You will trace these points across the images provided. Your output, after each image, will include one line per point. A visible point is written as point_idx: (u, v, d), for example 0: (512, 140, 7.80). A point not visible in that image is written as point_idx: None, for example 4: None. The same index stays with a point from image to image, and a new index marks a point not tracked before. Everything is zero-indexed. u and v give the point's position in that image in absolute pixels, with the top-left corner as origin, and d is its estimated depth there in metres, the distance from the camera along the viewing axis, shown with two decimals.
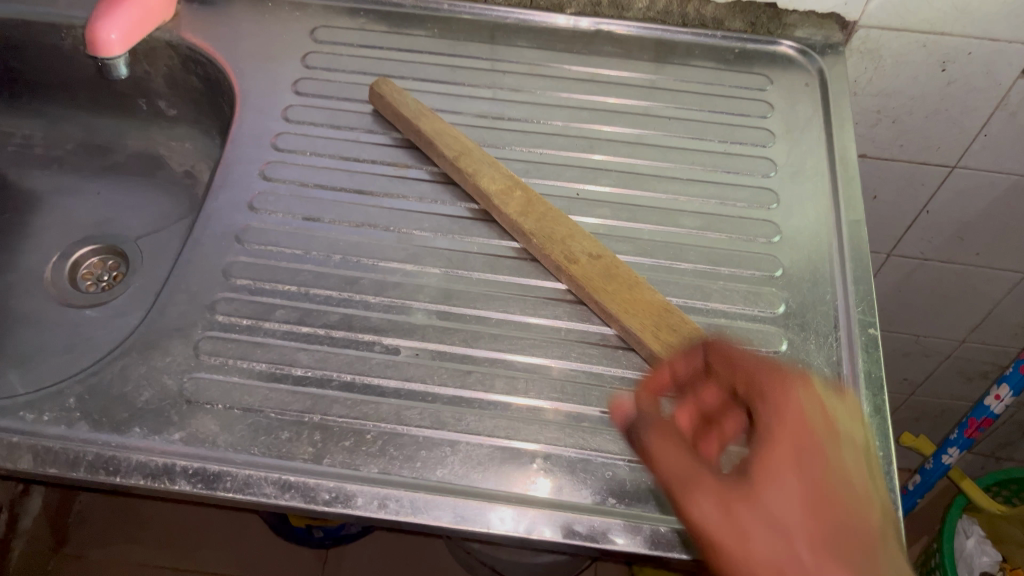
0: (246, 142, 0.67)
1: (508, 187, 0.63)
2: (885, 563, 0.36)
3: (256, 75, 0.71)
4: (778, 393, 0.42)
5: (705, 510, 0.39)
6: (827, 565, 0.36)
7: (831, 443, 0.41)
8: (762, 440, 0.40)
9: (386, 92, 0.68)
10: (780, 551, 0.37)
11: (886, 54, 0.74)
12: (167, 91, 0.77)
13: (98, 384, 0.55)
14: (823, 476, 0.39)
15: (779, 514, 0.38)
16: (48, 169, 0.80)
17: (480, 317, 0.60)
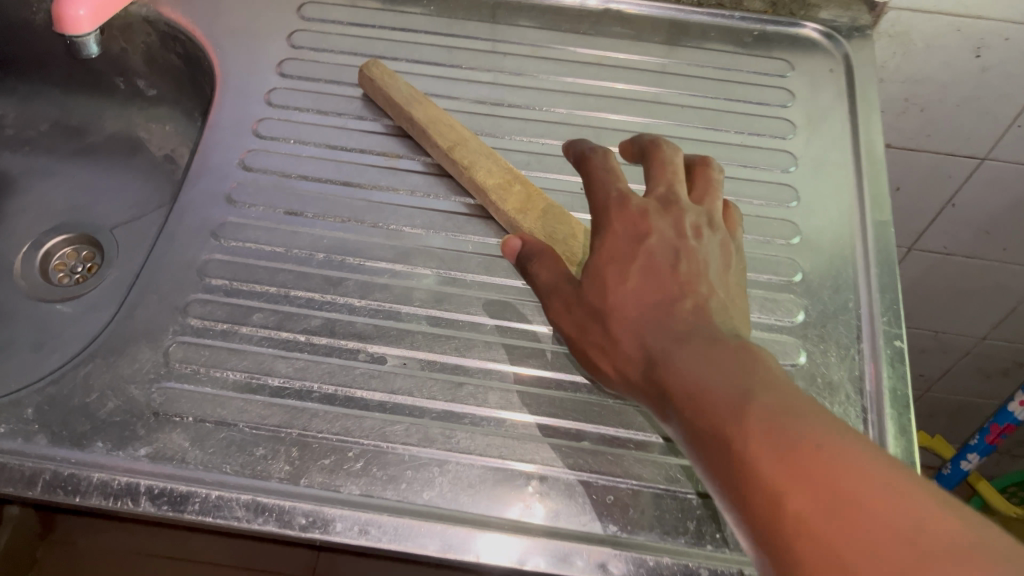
0: (227, 129, 0.63)
1: (508, 181, 0.58)
2: (735, 354, 0.40)
3: (238, 55, 0.67)
4: (610, 220, 0.48)
5: (592, 344, 0.46)
6: (676, 365, 0.41)
7: (669, 254, 0.47)
8: (601, 264, 0.47)
9: (377, 75, 0.63)
10: (637, 350, 0.44)
11: (917, 38, 0.69)
12: (146, 69, 0.73)
13: (59, 393, 0.51)
14: (666, 301, 0.45)
15: (644, 335, 0.44)
16: (20, 151, 0.75)
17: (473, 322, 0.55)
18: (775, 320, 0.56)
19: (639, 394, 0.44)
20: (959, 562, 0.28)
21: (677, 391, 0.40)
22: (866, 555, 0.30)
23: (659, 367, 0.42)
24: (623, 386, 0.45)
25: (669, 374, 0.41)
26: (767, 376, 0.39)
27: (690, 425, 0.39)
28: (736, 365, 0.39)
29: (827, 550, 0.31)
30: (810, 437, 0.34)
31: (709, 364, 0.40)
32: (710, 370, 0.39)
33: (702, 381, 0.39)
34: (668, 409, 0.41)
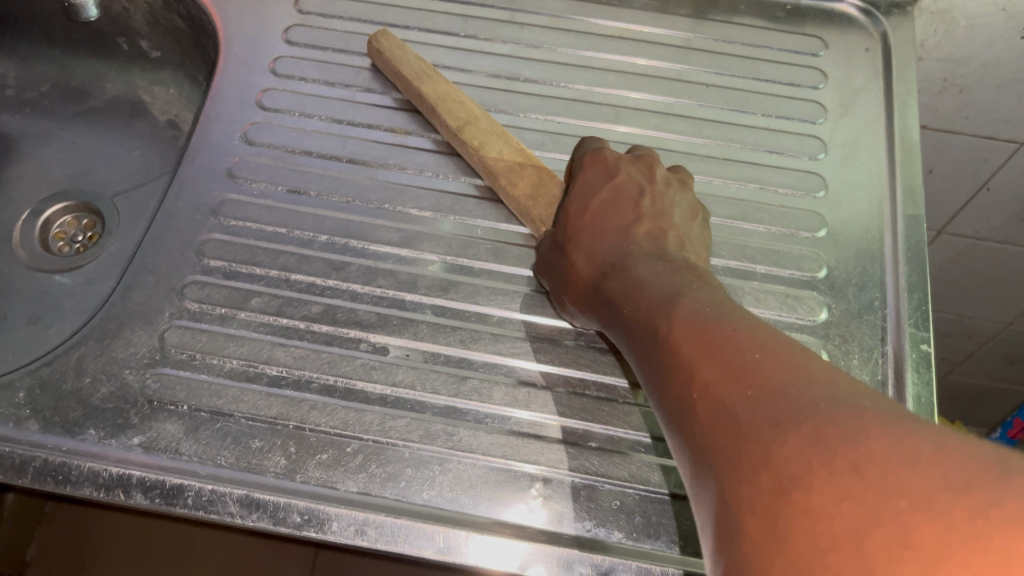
0: (229, 99, 0.60)
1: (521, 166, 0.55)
2: (674, 267, 0.45)
3: (243, 20, 0.64)
4: (578, 169, 0.54)
5: (557, 279, 0.51)
6: (621, 277, 0.46)
7: (631, 195, 0.52)
8: (567, 202, 0.52)
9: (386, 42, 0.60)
10: (591, 269, 0.49)
11: (959, 15, 0.64)
12: (149, 30, 0.69)
13: (51, 377, 0.49)
14: (622, 230, 0.50)
15: (598, 256, 0.50)
16: (19, 112, 0.73)
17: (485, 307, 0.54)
18: (796, 319, 0.53)
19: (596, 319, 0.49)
20: (844, 421, 0.29)
21: (619, 301, 0.45)
22: (761, 419, 0.31)
23: (607, 281, 0.47)
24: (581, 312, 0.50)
25: (614, 286, 0.46)
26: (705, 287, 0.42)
27: (630, 334, 0.43)
28: (675, 275, 0.44)
29: (729, 418, 0.32)
30: (736, 333, 0.35)
31: (649, 275, 0.45)
32: (647, 278, 0.45)
33: (639, 286, 0.44)
34: (614, 325, 0.46)
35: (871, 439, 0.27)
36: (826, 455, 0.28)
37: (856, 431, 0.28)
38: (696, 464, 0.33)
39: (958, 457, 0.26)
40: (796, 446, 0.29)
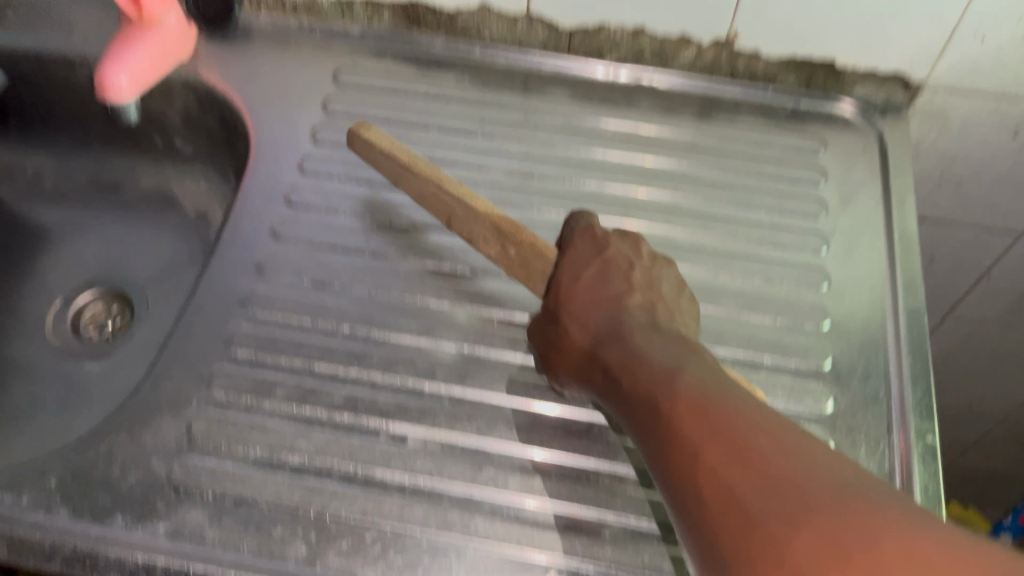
0: (258, 195, 0.64)
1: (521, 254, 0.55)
2: (671, 337, 0.45)
3: (274, 120, 0.68)
4: (568, 239, 0.54)
5: (556, 347, 0.52)
6: (619, 348, 0.46)
7: (624, 264, 0.52)
8: (558, 269, 0.52)
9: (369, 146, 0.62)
10: (586, 338, 0.49)
11: (954, 116, 0.68)
12: (183, 128, 0.73)
13: (82, 464, 0.51)
14: (617, 297, 0.50)
15: (593, 326, 0.49)
16: (56, 204, 0.77)
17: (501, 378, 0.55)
18: (804, 409, 0.55)
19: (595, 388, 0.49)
20: (856, 521, 0.30)
21: (617, 372, 0.45)
22: (771, 511, 0.32)
23: (604, 351, 0.47)
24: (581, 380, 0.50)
25: (612, 358, 0.46)
26: (706, 363, 0.42)
27: (631, 403, 0.43)
28: (676, 349, 0.44)
29: (738, 508, 0.33)
30: (740, 415, 0.36)
31: (648, 347, 0.44)
32: (647, 350, 0.44)
33: (638, 357, 0.44)
34: (614, 394, 0.46)
35: (883, 538, 0.29)
36: (840, 555, 0.29)
37: (868, 530, 0.29)
38: (703, 551, 0.34)
39: (967, 556, 0.27)
40: (808, 541, 0.30)
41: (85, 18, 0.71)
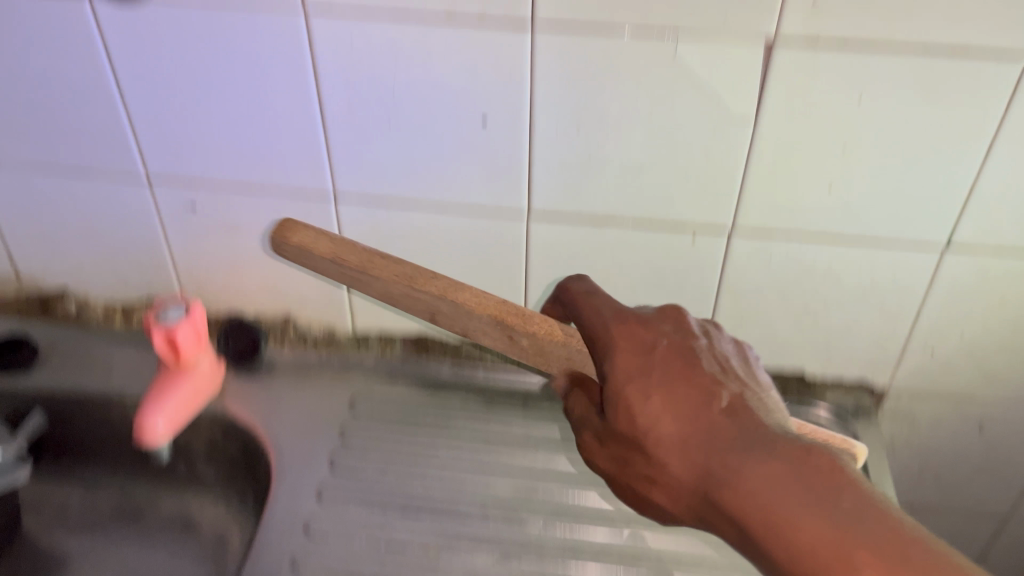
0: (278, 524, 0.66)
1: (505, 333, 0.59)
2: (779, 467, 0.48)
3: (294, 449, 0.73)
4: (631, 373, 0.53)
5: (648, 490, 0.54)
6: (738, 504, 0.48)
7: (686, 381, 0.52)
8: (645, 421, 0.52)
9: (282, 247, 0.60)
10: (689, 475, 0.51)
11: (920, 418, 0.76)
12: (206, 456, 0.78)
13: None
14: (715, 445, 0.50)
15: (700, 465, 0.50)
16: (76, 534, 0.79)
17: (471, 297, 0.59)
18: None
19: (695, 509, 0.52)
20: None
21: (740, 518, 0.48)
22: None
23: (720, 491, 0.49)
24: (680, 509, 0.53)
25: (752, 514, 0.48)
26: (809, 467, 0.48)
27: (757, 545, 0.48)
28: (802, 498, 0.47)
29: None
30: None
31: (772, 505, 0.47)
32: (770, 504, 0.47)
33: (765, 515, 0.47)
34: (725, 518, 0.50)
35: None
36: None
37: None
38: None
39: None
40: None
41: (128, 362, 0.80)
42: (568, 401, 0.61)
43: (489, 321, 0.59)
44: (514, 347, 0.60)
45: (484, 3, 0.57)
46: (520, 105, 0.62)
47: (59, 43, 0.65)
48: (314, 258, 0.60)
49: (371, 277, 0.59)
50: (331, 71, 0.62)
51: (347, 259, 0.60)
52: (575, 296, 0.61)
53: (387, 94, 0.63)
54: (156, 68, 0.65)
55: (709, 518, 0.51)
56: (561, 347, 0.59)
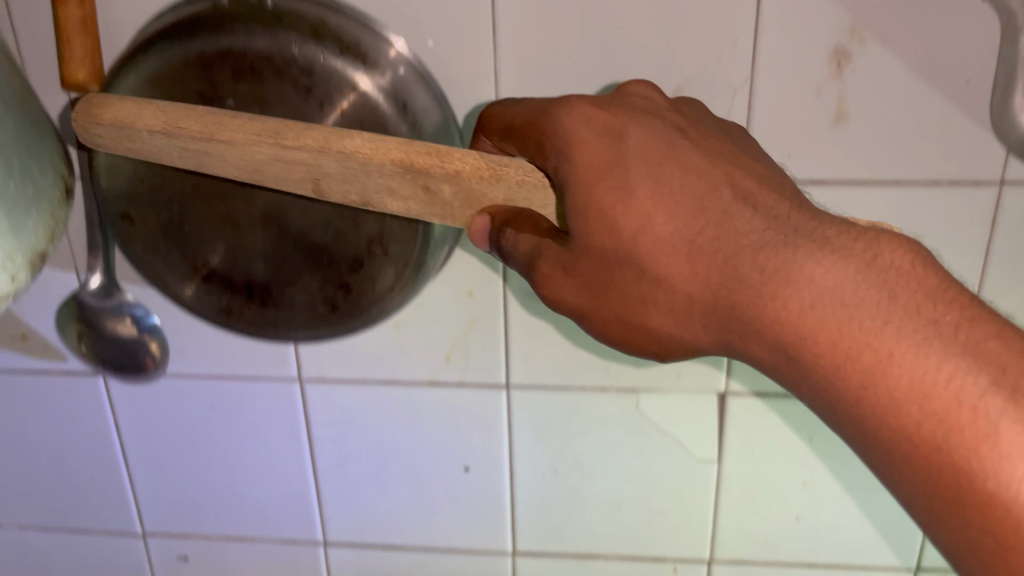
0: None
1: (423, 188, 0.40)
2: (843, 271, 0.36)
3: None
4: (597, 172, 0.39)
5: (633, 299, 0.40)
6: (794, 325, 0.37)
7: (676, 163, 0.39)
8: (637, 233, 0.38)
9: (91, 128, 0.45)
10: (694, 281, 0.38)
11: None
12: None
13: None
14: (728, 245, 0.37)
15: (698, 264, 0.38)
16: None
17: (374, 149, 0.40)
18: None
19: (711, 318, 0.39)
20: None
21: (803, 345, 0.37)
22: None
23: (746, 308, 0.37)
24: (675, 321, 0.40)
25: (770, 309, 0.37)
26: (909, 271, 0.36)
27: (826, 382, 0.37)
28: (871, 320, 0.35)
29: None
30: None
31: (847, 325, 0.36)
32: (858, 343, 0.36)
33: (839, 342, 0.36)
34: (770, 341, 0.38)
35: None
36: None
37: None
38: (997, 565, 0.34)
39: None
40: None
41: None
42: (500, 246, 0.41)
43: (399, 173, 0.40)
44: (445, 209, 0.41)
45: (463, 370, 0.61)
46: (498, 434, 0.64)
47: (71, 429, 0.68)
48: (139, 137, 0.44)
49: (218, 143, 0.42)
50: (321, 425, 0.65)
51: (184, 133, 0.43)
52: (497, 122, 0.44)
53: (378, 451, 0.66)
54: (159, 434, 0.67)
55: (733, 334, 0.39)
56: (496, 187, 0.40)
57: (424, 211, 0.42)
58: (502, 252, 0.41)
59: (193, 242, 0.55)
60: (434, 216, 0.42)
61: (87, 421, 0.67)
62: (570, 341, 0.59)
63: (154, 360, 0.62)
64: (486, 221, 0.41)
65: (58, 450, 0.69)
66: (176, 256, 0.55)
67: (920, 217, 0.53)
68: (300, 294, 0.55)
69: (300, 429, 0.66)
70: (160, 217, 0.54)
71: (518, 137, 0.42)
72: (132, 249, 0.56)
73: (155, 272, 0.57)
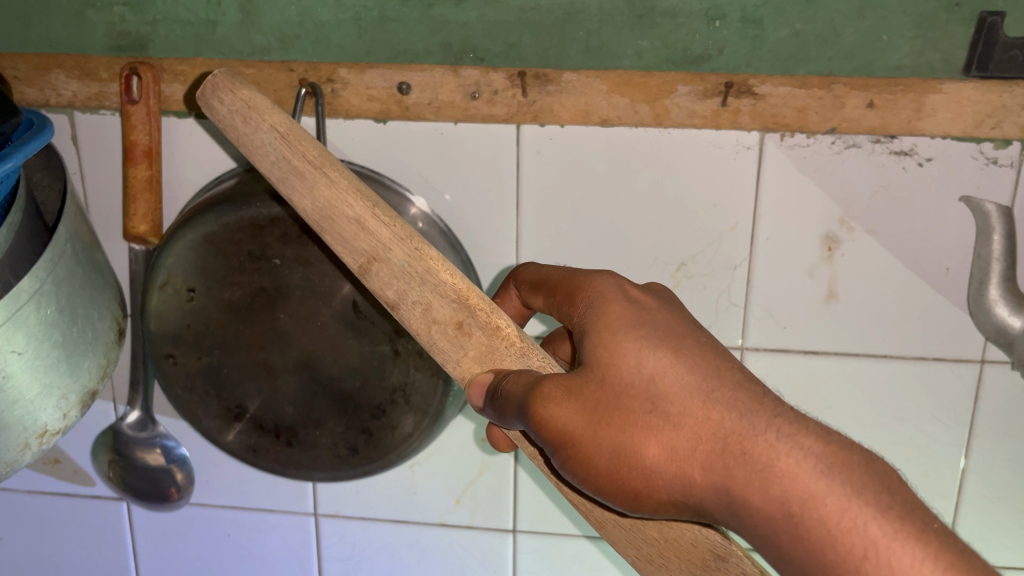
0: None
1: (456, 322, 0.38)
2: (853, 455, 0.32)
3: None
4: (622, 322, 0.36)
5: (625, 444, 0.34)
6: (804, 485, 0.31)
7: (695, 338, 0.36)
8: (658, 374, 0.34)
9: (217, 90, 0.44)
10: (708, 423, 0.33)
11: None
12: None
13: None
14: (746, 403, 0.33)
15: (714, 409, 0.33)
16: None
17: (447, 268, 0.38)
18: None
19: (709, 472, 0.33)
20: None
21: (809, 504, 0.31)
22: None
23: (757, 460, 0.32)
24: (667, 474, 0.34)
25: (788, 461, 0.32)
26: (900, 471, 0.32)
27: (829, 559, 0.31)
28: (876, 500, 0.31)
29: None
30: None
31: (854, 496, 0.31)
32: (868, 516, 0.30)
33: (846, 515, 0.30)
34: (773, 497, 0.32)
35: None
36: None
37: None
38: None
39: None
40: None
41: None
42: (501, 385, 0.36)
43: (451, 300, 0.37)
44: (458, 351, 0.38)
45: (472, 515, 0.64)
46: None
47: (85, 554, 0.70)
48: (252, 125, 0.42)
49: (321, 175, 0.40)
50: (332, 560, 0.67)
51: (295, 151, 0.40)
52: (533, 274, 0.43)
53: None
54: (174, 559, 0.69)
55: (730, 492, 0.32)
56: (517, 360, 0.37)
57: (440, 342, 0.38)
58: (498, 394, 0.36)
59: (230, 385, 0.57)
60: (444, 352, 0.38)
61: (102, 548, 0.69)
62: None
63: (178, 489, 0.65)
64: (489, 380, 0.37)
65: (72, 569, 0.70)
66: (213, 398, 0.58)
67: (902, 388, 0.58)
68: (324, 438, 0.58)
69: (311, 562, 0.67)
70: (203, 360, 0.57)
71: (549, 291, 0.41)
72: (167, 392, 0.58)
73: (189, 410, 0.58)
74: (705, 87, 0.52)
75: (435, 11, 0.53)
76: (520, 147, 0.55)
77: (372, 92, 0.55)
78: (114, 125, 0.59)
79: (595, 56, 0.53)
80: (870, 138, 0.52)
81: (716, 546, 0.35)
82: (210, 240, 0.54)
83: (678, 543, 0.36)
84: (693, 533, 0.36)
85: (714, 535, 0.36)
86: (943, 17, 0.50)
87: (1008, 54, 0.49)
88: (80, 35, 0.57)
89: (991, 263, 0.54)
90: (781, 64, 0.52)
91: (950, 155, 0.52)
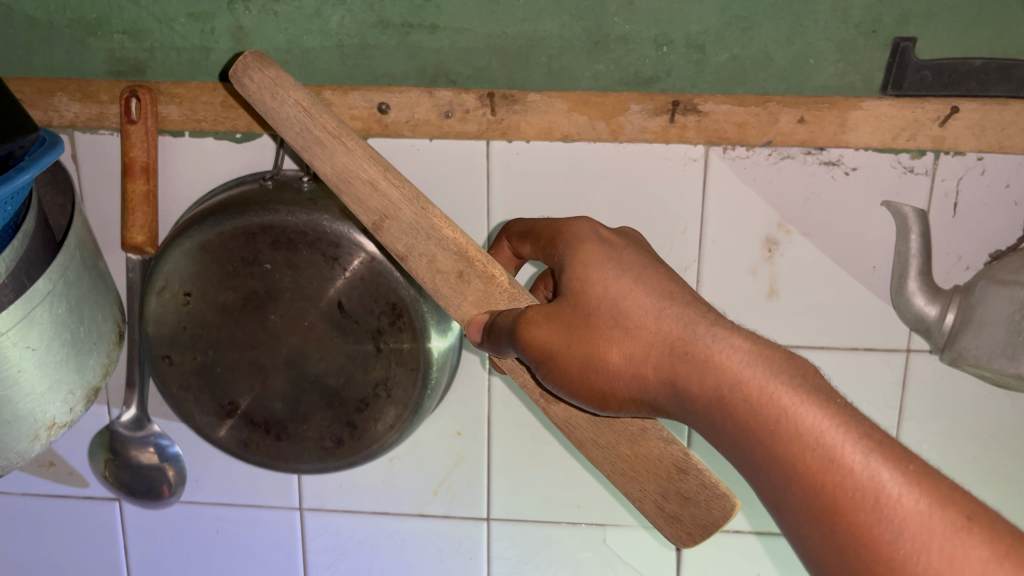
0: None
1: (457, 272, 0.45)
2: (778, 352, 0.37)
3: None
4: (594, 258, 0.42)
5: (593, 354, 0.40)
6: (733, 374, 0.37)
7: (656, 270, 0.42)
8: (621, 295, 0.40)
9: (247, 68, 0.48)
10: (659, 333, 0.39)
11: None
12: None
13: None
14: (692, 316, 0.39)
15: (665, 322, 0.39)
16: None
17: (449, 225, 0.45)
18: None
19: (661, 372, 0.39)
20: None
21: (737, 388, 0.36)
22: None
23: (698, 356, 0.38)
24: (626, 377, 0.40)
25: (720, 357, 0.37)
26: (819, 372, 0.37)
27: (751, 427, 0.36)
28: (789, 380, 0.36)
29: None
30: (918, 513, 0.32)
31: (774, 378, 0.36)
32: (781, 391, 0.36)
33: (767, 399, 0.36)
34: (709, 385, 0.37)
35: None
36: None
37: None
38: None
39: None
40: None
41: None
42: (495, 321, 0.44)
43: (452, 252, 0.45)
44: (459, 296, 0.46)
45: (449, 504, 0.68)
46: (478, 562, 0.70)
47: (76, 554, 0.73)
48: (279, 100, 0.47)
49: (339, 144, 0.46)
50: (317, 554, 0.71)
51: (317, 122, 0.47)
52: (518, 227, 0.50)
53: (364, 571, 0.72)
54: (165, 555, 0.73)
55: (677, 386, 0.38)
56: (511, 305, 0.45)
57: (443, 288, 0.46)
58: (493, 327, 0.43)
59: (223, 383, 0.62)
60: (447, 297, 0.46)
61: (93, 549, 0.73)
62: (545, 474, 0.66)
63: (170, 487, 0.69)
64: (485, 319, 0.45)
65: (65, 568, 0.74)
66: (207, 398, 0.62)
67: (838, 376, 0.64)
68: (311, 432, 0.62)
69: (297, 555, 0.71)
70: (197, 360, 0.61)
71: (535, 238, 0.48)
72: (163, 391, 0.62)
73: (184, 409, 0.63)
74: (654, 106, 0.58)
75: (411, 38, 0.59)
76: (489, 163, 0.61)
77: (354, 112, 0.60)
78: (113, 144, 0.63)
79: (556, 78, 0.59)
80: (801, 150, 0.59)
81: (679, 461, 0.43)
82: (206, 247, 0.58)
83: (647, 458, 0.43)
84: (659, 448, 0.43)
85: (677, 451, 0.43)
86: (862, 43, 0.56)
87: (919, 74, 0.56)
88: (81, 61, 0.62)
89: (910, 259, 0.60)
90: (722, 85, 0.58)
91: (872, 165, 0.59)
